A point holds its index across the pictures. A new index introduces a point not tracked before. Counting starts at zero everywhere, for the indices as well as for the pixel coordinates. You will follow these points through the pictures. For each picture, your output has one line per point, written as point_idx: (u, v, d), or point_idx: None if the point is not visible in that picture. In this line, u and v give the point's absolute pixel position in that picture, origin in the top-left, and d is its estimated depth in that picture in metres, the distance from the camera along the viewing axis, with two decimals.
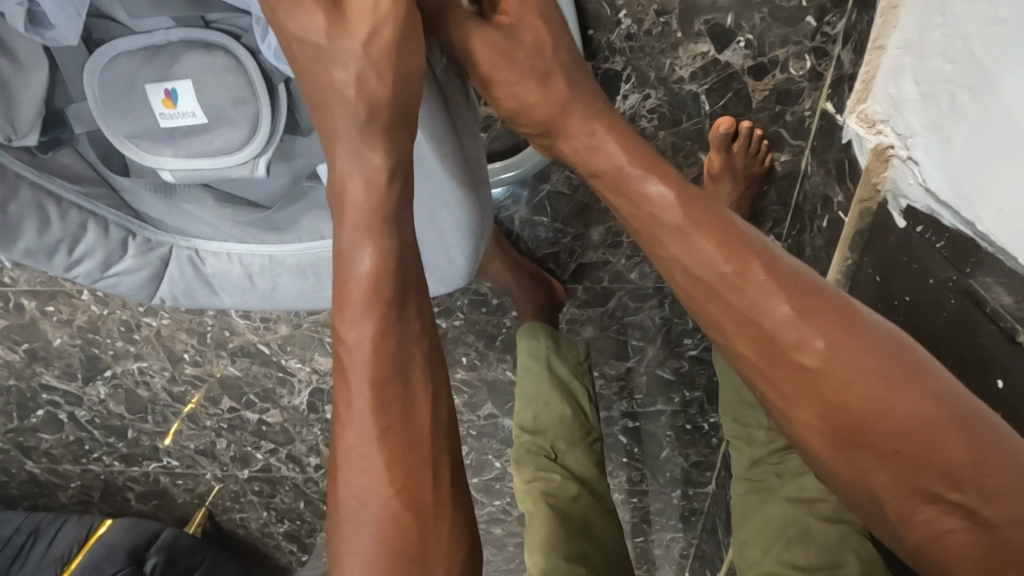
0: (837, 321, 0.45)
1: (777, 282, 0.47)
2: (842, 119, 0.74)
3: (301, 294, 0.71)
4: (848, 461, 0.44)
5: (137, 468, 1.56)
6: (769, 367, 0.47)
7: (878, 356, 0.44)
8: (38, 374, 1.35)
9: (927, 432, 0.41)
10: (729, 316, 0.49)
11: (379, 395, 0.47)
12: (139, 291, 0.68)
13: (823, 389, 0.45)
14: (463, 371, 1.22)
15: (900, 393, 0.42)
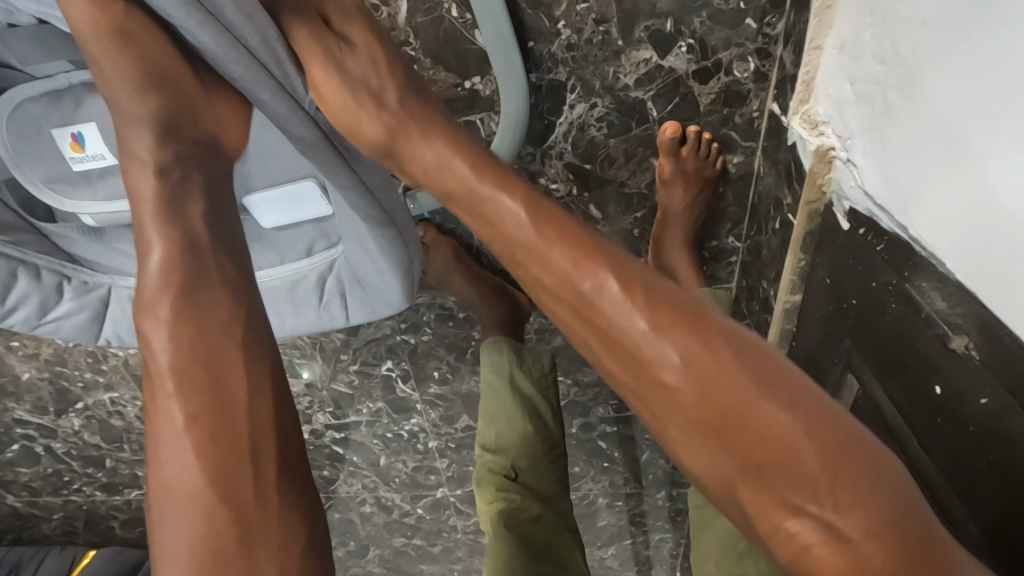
0: (690, 326, 0.43)
1: (632, 290, 0.45)
2: (787, 119, 0.73)
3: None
4: (711, 474, 0.42)
5: (118, 497, 1.55)
6: (631, 380, 0.45)
7: (731, 361, 0.42)
8: (9, 409, 1.33)
9: (779, 436, 0.39)
10: (594, 329, 0.46)
11: (184, 378, 0.44)
12: (80, 334, 0.67)
13: (676, 397, 0.42)
14: (437, 385, 1.21)
15: (751, 399, 0.40)
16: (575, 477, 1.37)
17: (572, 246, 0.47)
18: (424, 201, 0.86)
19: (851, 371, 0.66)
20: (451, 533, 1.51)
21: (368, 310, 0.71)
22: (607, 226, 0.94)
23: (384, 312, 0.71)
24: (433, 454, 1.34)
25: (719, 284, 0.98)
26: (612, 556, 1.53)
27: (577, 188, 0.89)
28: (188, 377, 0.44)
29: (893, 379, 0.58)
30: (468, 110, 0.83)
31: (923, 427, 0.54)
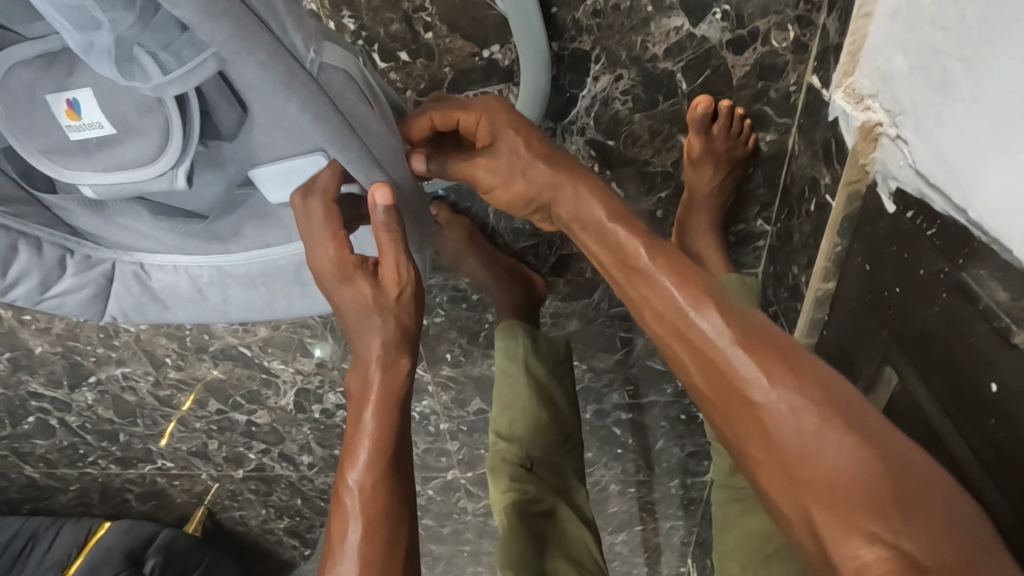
0: (777, 354, 0.47)
1: (728, 317, 0.50)
2: (828, 94, 0.68)
3: (257, 305, 0.68)
4: (789, 501, 0.44)
5: (133, 471, 1.56)
6: (719, 408, 0.49)
7: (810, 383, 0.45)
8: (24, 381, 1.33)
9: (854, 471, 0.41)
10: (684, 355, 0.51)
11: (387, 405, 0.60)
12: (86, 309, 0.66)
13: (762, 419, 0.45)
14: (449, 368, 1.19)
15: (824, 430, 0.43)
16: (588, 463, 1.35)
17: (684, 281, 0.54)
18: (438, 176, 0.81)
19: (889, 364, 0.62)
20: (461, 515, 1.50)
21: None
22: (628, 207, 0.89)
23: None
24: (444, 437, 1.33)
25: (745, 270, 0.94)
26: (623, 542, 1.52)
27: (599, 166, 0.85)
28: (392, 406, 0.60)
29: (937, 375, 0.54)
30: (486, 82, 0.79)
31: (971, 429, 0.51)
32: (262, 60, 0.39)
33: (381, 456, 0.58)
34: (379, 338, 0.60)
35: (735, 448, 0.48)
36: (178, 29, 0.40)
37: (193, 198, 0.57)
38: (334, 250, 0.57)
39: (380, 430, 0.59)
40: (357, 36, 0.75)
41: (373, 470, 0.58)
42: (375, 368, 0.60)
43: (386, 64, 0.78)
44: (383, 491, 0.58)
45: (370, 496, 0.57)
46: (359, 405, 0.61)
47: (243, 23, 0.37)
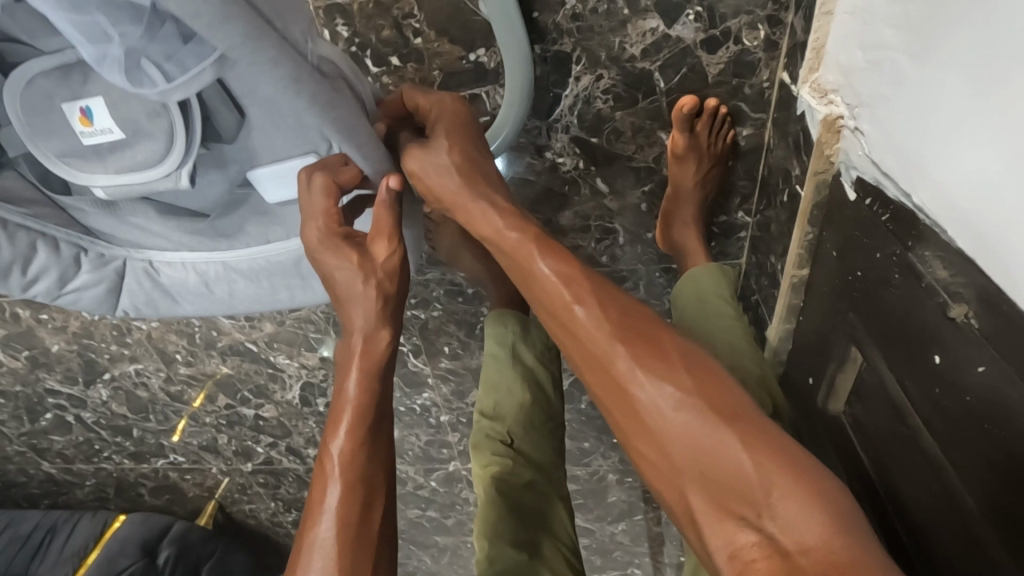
0: (653, 356, 0.55)
1: (614, 323, 0.58)
2: (796, 89, 0.71)
3: (260, 298, 0.72)
4: (666, 478, 0.53)
5: (146, 465, 1.62)
6: (608, 400, 0.57)
7: (682, 377, 0.54)
8: (42, 379, 1.39)
9: (715, 449, 0.50)
10: (583, 362, 0.60)
11: (367, 374, 0.62)
12: (100, 305, 0.70)
13: (646, 416, 0.54)
14: (447, 361, 1.23)
15: (694, 419, 0.52)
16: (585, 453, 1.39)
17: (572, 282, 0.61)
18: None
19: (854, 345, 0.66)
20: (463, 505, 1.55)
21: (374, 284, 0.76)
22: (614, 201, 0.93)
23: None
24: (445, 428, 1.38)
25: (728, 261, 0.98)
26: (622, 531, 1.56)
27: (584, 162, 0.89)
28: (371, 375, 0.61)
29: (895, 351, 0.58)
30: (474, 83, 0.83)
31: (924, 401, 0.54)
32: (274, 58, 0.42)
33: (360, 425, 0.60)
34: (361, 309, 0.62)
35: (623, 433, 0.57)
36: (181, 42, 0.44)
37: (195, 197, 0.61)
38: (327, 224, 0.59)
39: (361, 395, 0.61)
40: (351, 42, 0.80)
41: (356, 433, 0.59)
42: (356, 335, 0.63)
43: (379, 69, 0.82)
44: (359, 461, 0.59)
45: (349, 464, 0.58)
46: (340, 375, 0.62)
47: (254, 27, 0.40)
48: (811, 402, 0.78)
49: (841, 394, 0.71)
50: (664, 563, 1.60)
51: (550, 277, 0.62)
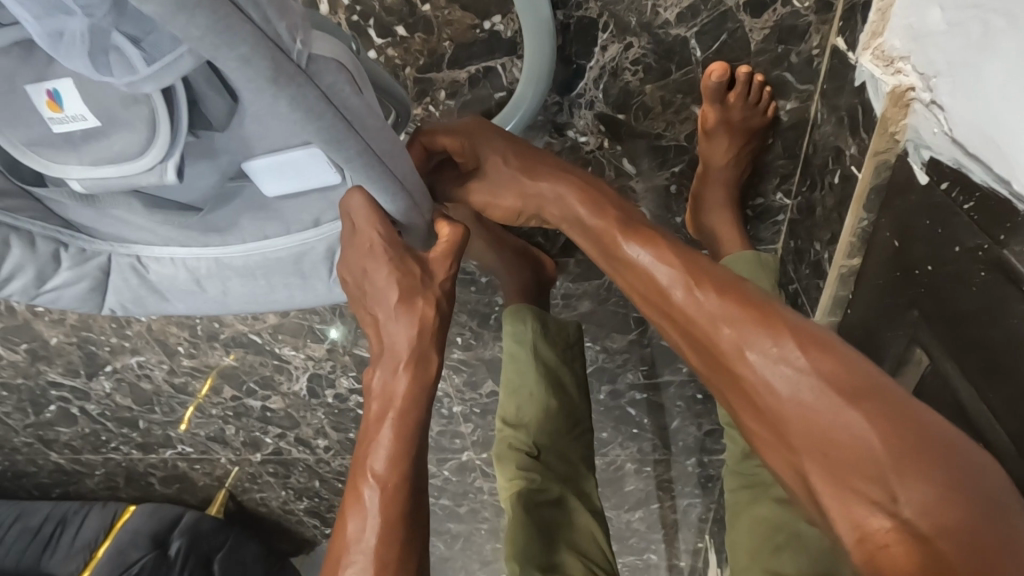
0: (759, 321, 0.48)
1: (709, 287, 0.51)
2: (854, 57, 0.63)
3: (257, 295, 0.67)
4: (779, 457, 0.46)
5: (154, 456, 1.59)
6: (708, 371, 0.50)
7: (798, 343, 0.46)
8: (43, 372, 1.35)
9: (843, 431, 0.42)
10: (673, 331, 0.53)
11: (408, 406, 0.59)
12: (84, 302, 0.65)
13: (751, 387, 0.47)
14: (460, 351, 1.17)
15: (814, 392, 0.44)
16: (603, 443, 1.34)
17: (662, 255, 0.55)
18: None
19: (917, 347, 0.59)
20: (477, 494, 1.51)
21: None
22: (640, 183, 0.85)
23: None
24: (458, 419, 1.33)
25: (764, 247, 0.90)
26: (639, 519, 1.51)
27: (609, 141, 0.81)
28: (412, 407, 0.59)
29: (972, 358, 0.51)
30: (488, 56, 0.75)
31: (1010, 418, 0.47)
32: (244, 53, 0.34)
33: (403, 456, 0.58)
34: (406, 327, 0.59)
35: (727, 407, 0.50)
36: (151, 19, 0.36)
37: (184, 190, 0.53)
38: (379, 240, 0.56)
39: (400, 435, 0.58)
40: (352, 11, 0.72)
41: (400, 472, 0.57)
42: (404, 369, 0.59)
43: (384, 41, 0.74)
44: (402, 492, 0.57)
45: (391, 498, 0.56)
46: (379, 401, 0.60)
47: (220, 13, 0.32)
48: None
49: None
50: (682, 550, 1.57)
51: (643, 260, 0.56)
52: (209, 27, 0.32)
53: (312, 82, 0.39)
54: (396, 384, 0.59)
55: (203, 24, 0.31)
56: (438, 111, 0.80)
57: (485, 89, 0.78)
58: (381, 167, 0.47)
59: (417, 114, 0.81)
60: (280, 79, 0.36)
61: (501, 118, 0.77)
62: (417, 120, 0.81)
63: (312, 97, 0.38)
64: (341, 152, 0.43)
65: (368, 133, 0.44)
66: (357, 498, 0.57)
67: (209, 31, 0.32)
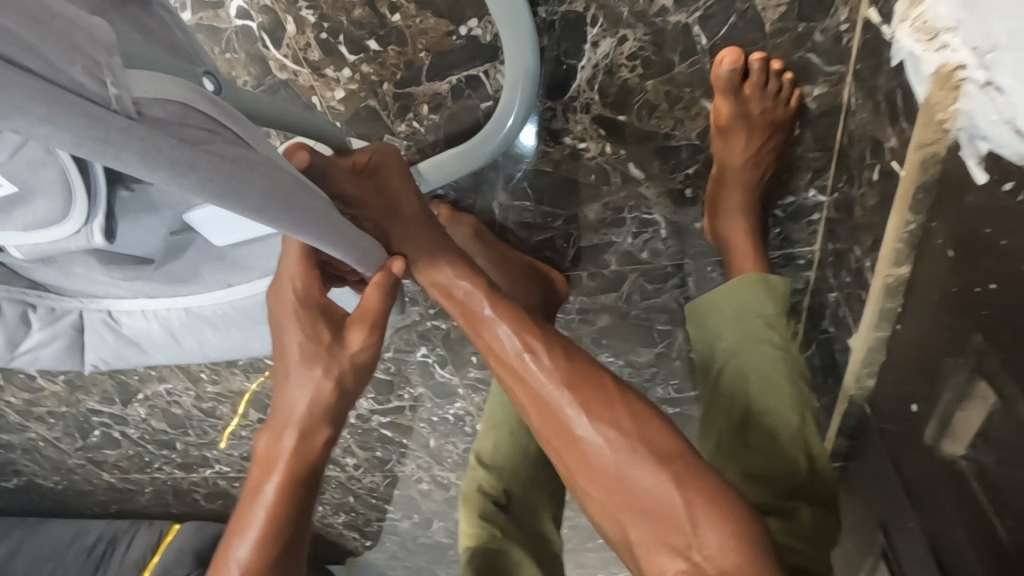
0: (595, 393, 0.55)
1: (556, 359, 0.58)
2: (891, 30, 0.53)
3: (231, 341, 0.65)
4: (610, 518, 0.53)
5: (196, 475, 1.63)
6: (551, 447, 0.57)
7: (621, 416, 0.54)
8: (83, 400, 1.40)
9: (655, 492, 0.50)
10: (522, 398, 0.59)
11: (289, 476, 0.57)
12: (60, 360, 0.62)
13: (585, 453, 0.53)
14: (477, 370, 1.12)
15: (632, 457, 0.52)
16: None
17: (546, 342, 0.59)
18: (431, 176, 0.72)
19: (983, 378, 0.49)
20: None
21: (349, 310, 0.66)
22: (652, 187, 0.77)
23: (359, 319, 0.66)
24: None
25: (799, 248, 0.80)
26: None
27: (611, 145, 0.73)
28: (293, 476, 0.57)
29: None
30: (469, 63, 0.68)
31: None
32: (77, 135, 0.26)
33: (276, 528, 0.55)
34: (300, 387, 0.59)
35: (570, 480, 0.55)
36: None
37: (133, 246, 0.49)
38: (302, 285, 0.56)
39: (275, 507, 0.56)
40: (319, 28, 0.67)
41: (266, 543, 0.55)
42: (292, 434, 0.59)
43: (357, 57, 0.69)
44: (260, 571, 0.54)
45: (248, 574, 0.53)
46: (262, 464, 0.59)
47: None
48: (918, 437, 0.61)
49: (965, 437, 0.54)
50: None
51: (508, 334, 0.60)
52: (42, 117, 0.24)
53: (197, 144, 0.32)
54: (282, 448, 0.59)
55: (33, 120, 0.24)
56: (424, 127, 0.74)
57: (471, 99, 0.71)
58: (307, 212, 0.40)
59: (402, 130, 0.75)
60: (155, 160, 0.29)
61: (496, 117, 0.68)
62: (403, 136, 0.75)
63: (207, 168, 0.32)
64: (257, 212, 0.36)
65: (280, 183, 0.37)
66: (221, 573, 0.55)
67: (45, 123, 0.25)
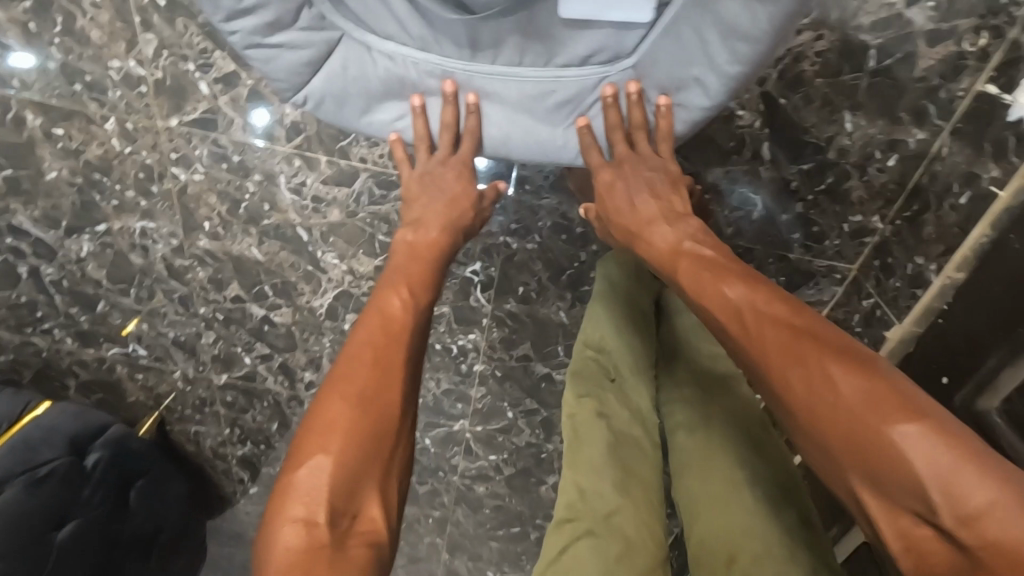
0: (825, 342, 0.56)
1: (800, 321, 0.58)
2: (1011, 99, 0.72)
3: (475, 127, 0.73)
4: (855, 468, 0.52)
5: (92, 352, 1.37)
6: (780, 396, 0.57)
7: (875, 376, 0.52)
8: (12, 211, 1.14)
9: (905, 445, 0.48)
10: (752, 349, 0.60)
11: (425, 254, 0.81)
12: (290, 77, 0.63)
13: (820, 401, 0.54)
14: (514, 303, 1.15)
15: (880, 414, 0.50)
16: None
17: (745, 279, 0.64)
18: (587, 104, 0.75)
19: None
20: (447, 474, 1.43)
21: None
22: (769, 169, 0.95)
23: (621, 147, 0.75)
24: (473, 379, 1.28)
25: (842, 262, 1.01)
26: None
27: (761, 121, 0.91)
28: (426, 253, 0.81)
29: None
30: None
31: None
32: None
33: (420, 292, 0.77)
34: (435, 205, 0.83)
35: (803, 431, 0.56)
36: None
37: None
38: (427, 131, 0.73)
39: (422, 268, 0.80)
40: None
41: (418, 292, 0.77)
42: (434, 231, 0.82)
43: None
44: (412, 314, 0.75)
45: (409, 309, 0.75)
46: (404, 249, 0.82)
47: None
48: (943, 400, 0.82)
49: (999, 391, 0.74)
50: None
51: (734, 292, 0.63)
52: None
53: None
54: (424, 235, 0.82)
55: None
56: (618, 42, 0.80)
57: None
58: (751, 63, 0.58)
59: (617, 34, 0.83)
60: None
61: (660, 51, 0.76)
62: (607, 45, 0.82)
63: None
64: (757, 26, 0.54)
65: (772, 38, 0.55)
66: (389, 298, 0.75)
67: None
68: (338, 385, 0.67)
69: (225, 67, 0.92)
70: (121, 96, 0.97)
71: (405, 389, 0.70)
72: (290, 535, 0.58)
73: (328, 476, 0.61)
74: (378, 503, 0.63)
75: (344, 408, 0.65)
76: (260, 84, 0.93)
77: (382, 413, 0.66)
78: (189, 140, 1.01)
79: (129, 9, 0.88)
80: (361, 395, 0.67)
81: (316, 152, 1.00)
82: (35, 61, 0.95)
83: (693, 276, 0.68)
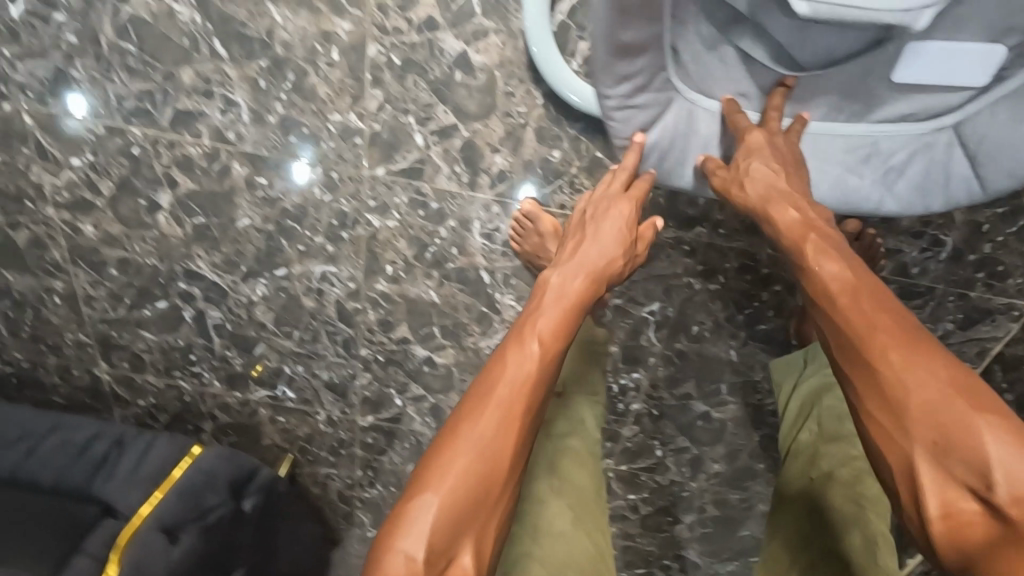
0: (915, 343, 0.58)
1: (898, 322, 0.60)
2: None
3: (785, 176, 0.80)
4: (894, 449, 0.58)
5: (238, 395, 1.37)
6: (862, 375, 0.60)
7: (971, 383, 0.56)
8: (191, 257, 1.16)
9: (997, 451, 0.52)
10: (863, 338, 0.60)
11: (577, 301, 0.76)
12: (632, 128, 0.76)
13: (892, 388, 0.58)
14: (685, 342, 1.18)
15: (979, 416, 0.54)
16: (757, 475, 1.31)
17: (849, 259, 0.66)
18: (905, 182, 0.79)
19: None
20: None
21: (915, 198, 0.80)
22: (964, 213, 0.99)
23: (931, 203, 0.80)
24: (627, 419, 1.27)
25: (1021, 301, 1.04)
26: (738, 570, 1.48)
27: None
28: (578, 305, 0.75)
29: None
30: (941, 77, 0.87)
31: None
32: None
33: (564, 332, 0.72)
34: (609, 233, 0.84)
35: (863, 407, 0.60)
36: None
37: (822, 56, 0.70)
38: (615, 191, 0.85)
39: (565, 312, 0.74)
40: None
41: (559, 338, 0.71)
42: (582, 273, 0.79)
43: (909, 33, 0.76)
44: (547, 363, 0.69)
45: (546, 361, 0.69)
46: (546, 286, 0.77)
47: None
48: None
49: None
50: None
51: (829, 273, 0.66)
52: None
53: None
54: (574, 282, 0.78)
55: None
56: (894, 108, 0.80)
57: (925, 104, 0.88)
58: None
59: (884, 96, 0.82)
60: None
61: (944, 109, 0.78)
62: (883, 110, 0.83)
63: None
64: None
65: None
66: (525, 353, 0.68)
67: None
68: (460, 428, 0.64)
69: (446, 120, 0.97)
70: (333, 148, 1.01)
71: (528, 434, 0.66)
72: (398, 567, 0.59)
73: (431, 523, 0.60)
74: (471, 554, 0.62)
75: (465, 455, 0.63)
76: (477, 137, 0.98)
77: (501, 463, 0.64)
78: (390, 188, 1.04)
79: (363, 68, 0.94)
80: (484, 440, 0.64)
81: (516, 200, 1.04)
82: (257, 115, 0.99)
83: (832, 280, 0.65)
